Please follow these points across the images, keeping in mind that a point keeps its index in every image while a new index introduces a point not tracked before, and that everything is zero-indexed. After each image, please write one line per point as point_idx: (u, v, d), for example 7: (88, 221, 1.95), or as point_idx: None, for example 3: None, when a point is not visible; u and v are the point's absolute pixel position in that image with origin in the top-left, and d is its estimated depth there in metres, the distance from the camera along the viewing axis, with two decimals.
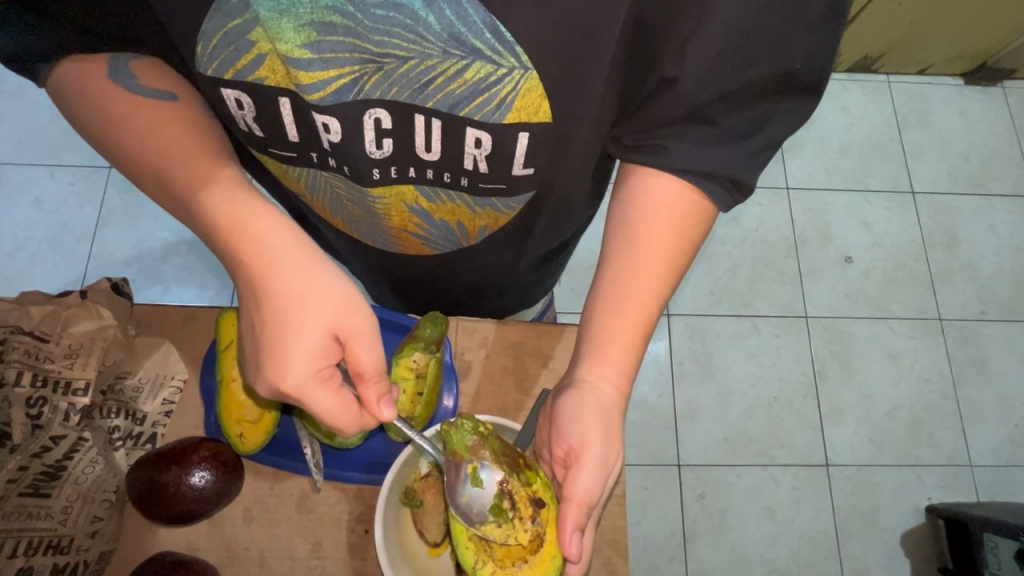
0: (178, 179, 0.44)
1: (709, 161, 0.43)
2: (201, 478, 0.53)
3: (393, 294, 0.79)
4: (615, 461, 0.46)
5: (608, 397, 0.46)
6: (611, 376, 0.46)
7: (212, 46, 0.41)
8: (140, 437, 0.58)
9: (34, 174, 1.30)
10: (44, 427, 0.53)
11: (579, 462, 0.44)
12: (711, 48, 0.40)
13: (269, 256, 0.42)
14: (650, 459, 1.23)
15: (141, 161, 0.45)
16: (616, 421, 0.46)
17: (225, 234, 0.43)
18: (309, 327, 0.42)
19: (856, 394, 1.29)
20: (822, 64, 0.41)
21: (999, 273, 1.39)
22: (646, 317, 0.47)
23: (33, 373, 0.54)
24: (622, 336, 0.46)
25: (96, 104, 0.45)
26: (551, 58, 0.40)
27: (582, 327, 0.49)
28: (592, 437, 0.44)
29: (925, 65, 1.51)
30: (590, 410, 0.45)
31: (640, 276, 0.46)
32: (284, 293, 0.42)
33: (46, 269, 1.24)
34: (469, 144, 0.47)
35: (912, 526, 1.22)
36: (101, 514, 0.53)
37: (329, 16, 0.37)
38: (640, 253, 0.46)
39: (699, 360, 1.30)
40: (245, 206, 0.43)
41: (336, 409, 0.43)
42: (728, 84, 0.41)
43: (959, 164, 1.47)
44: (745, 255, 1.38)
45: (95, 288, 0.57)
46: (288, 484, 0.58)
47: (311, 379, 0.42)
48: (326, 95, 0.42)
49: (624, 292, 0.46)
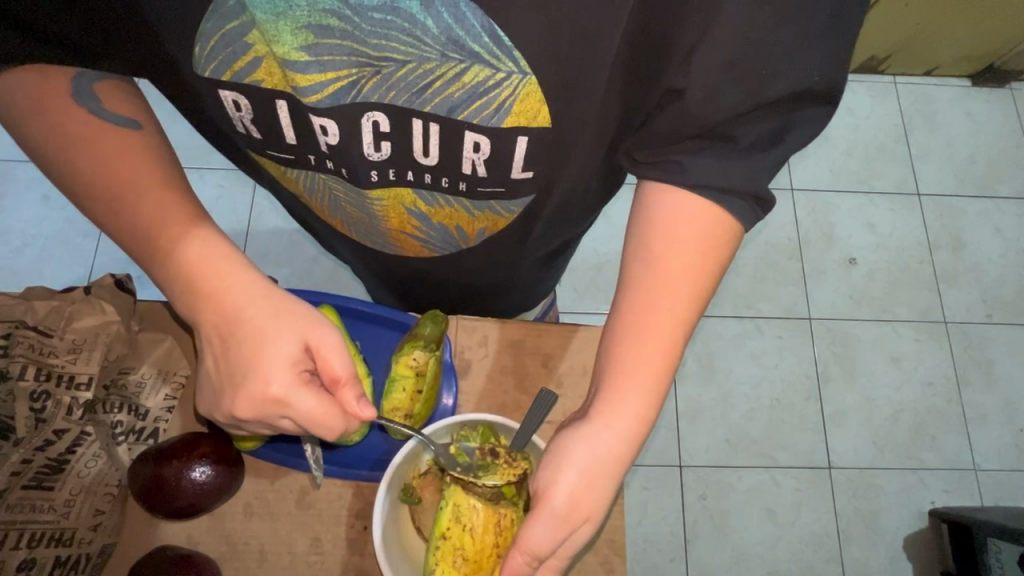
0: (126, 220, 0.44)
1: (724, 175, 0.41)
2: (201, 473, 0.54)
3: (393, 295, 0.79)
4: (580, 524, 0.44)
5: (604, 447, 0.43)
6: (619, 421, 0.43)
7: (210, 47, 0.41)
8: (142, 432, 0.58)
9: (42, 172, 1.32)
10: (47, 421, 0.53)
11: (538, 514, 0.43)
12: (721, 55, 0.38)
13: (254, 292, 0.45)
14: (651, 459, 1.23)
15: (91, 193, 0.44)
16: (602, 481, 0.43)
17: (191, 278, 0.44)
18: (278, 344, 0.44)
19: (859, 397, 1.29)
20: (839, 74, 0.39)
21: (1006, 276, 1.38)
22: (668, 335, 0.43)
23: (37, 367, 0.53)
24: (639, 367, 0.43)
25: (52, 122, 0.43)
26: (550, 63, 0.40)
27: (599, 355, 0.46)
28: (561, 492, 0.43)
29: (933, 66, 1.49)
30: (565, 462, 0.43)
31: (665, 305, 0.43)
32: (271, 315, 0.44)
33: (54, 265, 1.26)
34: (468, 148, 0.47)
35: (915, 530, 1.21)
36: (103, 508, 0.54)
37: (326, 19, 0.37)
38: (661, 279, 0.43)
39: (702, 361, 1.30)
40: (209, 250, 0.45)
41: (319, 414, 0.44)
42: (743, 106, 0.40)
43: (965, 166, 1.46)
44: (748, 256, 1.37)
45: (99, 284, 0.58)
46: (288, 481, 0.58)
47: (291, 386, 0.43)
48: (323, 97, 0.43)
49: (649, 322, 0.43)
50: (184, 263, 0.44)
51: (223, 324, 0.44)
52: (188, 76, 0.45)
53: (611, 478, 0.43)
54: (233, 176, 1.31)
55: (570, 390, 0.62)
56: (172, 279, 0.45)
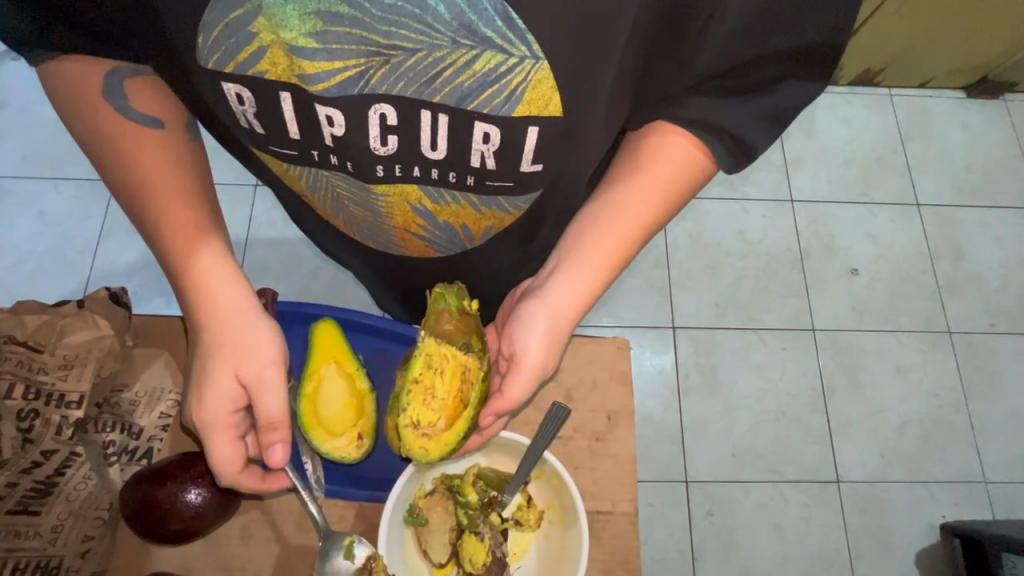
0: (141, 203, 0.50)
1: (724, 116, 0.46)
2: (196, 496, 0.52)
3: (394, 300, 0.78)
4: (548, 371, 0.51)
5: (563, 306, 0.50)
6: (581, 281, 0.50)
7: (214, 38, 0.40)
8: (135, 451, 0.57)
9: (39, 187, 1.30)
10: (34, 442, 0.51)
11: (516, 369, 0.49)
12: (730, 23, 0.41)
13: (222, 317, 0.49)
14: (658, 474, 1.21)
15: (118, 172, 0.49)
16: (560, 337, 0.50)
17: (184, 277, 0.49)
18: (220, 375, 0.48)
19: (866, 409, 1.27)
20: (839, 35, 0.43)
21: (1008, 285, 1.38)
22: (627, 231, 0.50)
23: (25, 384, 0.52)
24: (599, 250, 0.50)
25: (93, 122, 0.48)
26: (566, 45, 0.40)
27: (571, 234, 0.52)
28: (535, 344, 0.49)
29: (927, 78, 1.51)
30: (540, 319, 0.49)
31: (632, 203, 0.50)
32: (229, 342, 0.49)
33: (47, 282, 1.24)
34: (477, 139, 0.46)
35: (926, 546, 1.19)
36: (93, 533, 0.52)
37: (338, 6, 0.37)
38: (636, 182, 0.49)
39: (705, 373, 1.28)
40: (207, 261, 0.49)
41: (225, 453, 0.48)
42: (745, 55, 0.43)
43: (963, 176, 1.47)
44: (750, 267, 1.36)
45: (93, 298, 0.56)
46: (284, 504, 0.56)
47: (216, 422, 0.48)
48: (330, 87, 0.42)
49: (614, 210, 0.50)
50: (182, 263, 0.49)
51: (197, 333, 0.50)
52: (191, 71, 0.44)
53: (567, 335, 0.51)
54: (232, 190, 1.30)
55: (580, 404, 0.60)
56: (173, 270, 0.50)
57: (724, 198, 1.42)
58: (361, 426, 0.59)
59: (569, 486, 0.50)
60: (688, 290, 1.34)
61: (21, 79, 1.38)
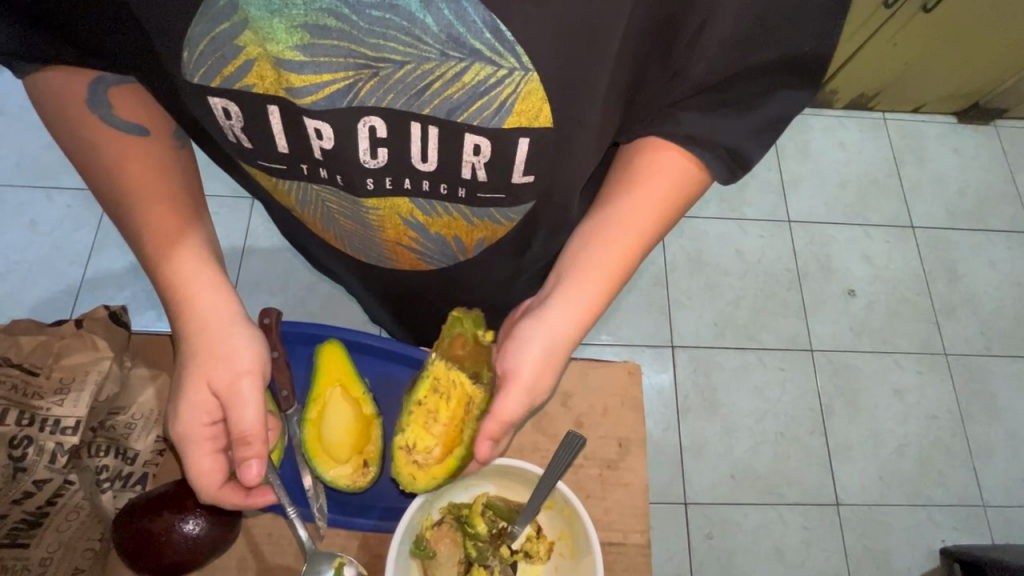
0: (122, 217, 0.49)
1: (719, 129, 0.46)
2: (195, 526, 0.50)
3: (391, 314, 0.77)
4: (542, 395, 0.49)
5: (561, 327, 0.49)
6: (580, 300, 0.49)
7: (198, 53, 0.40)
8: (128, 477, 0.54)
9: (31, 196, 1.28)
10: (27, 471, 0.50)
11: (508, 386, 0.48)
12: (723, 33, 0.41)
13: (198, 325, 0.48)
14: (657, 496, 1.19)
15: (103, 184, 0.49)
16: (556, 358, 0.49)
17: (165, 288, 0.49)
18: (195, 387, 0.47)
19: (865, 431, 1.27)
20: (828, 48, 0.44)
21: (1003, 308, 1.39)
22: (626, 248, 0.50)
23: (20, 411, 0.50)
24: (597, 267, 0.49)
25: (78, 132, 0.47)
26: (557, 59, 0.39)
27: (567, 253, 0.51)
28: (529, 365, 0.48)
29: (920, 104, 1.54)
30: (536, 339, 0.48)
31: (629, 219, 0.49)
32: (204, 351, 0.47)
33: (36, 294, 1.21)
34: (467, 151, 0.45)
35: (926, 571, 1.18)
36: (82, 565, 0.51)
37: (324, 19, 0.36)
38: (633, 196, 0.49)
39: (704, 393, 1.27)
40: (182, 270, 0.48)
41: (206, 468, 0.47)
42: (736, 66, 0.44)
43: (956, 200, 1.49)
44: (748, 287, 1.37)
45: (92, 317, 0.55)
46: (280, 530, 0.54)
47: (195, 434, 0.47)
48: (318, 99, 0.41)
49: (613, 228, 0.49)
50: (161, 274, 0.49)
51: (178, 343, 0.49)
52: (177, 83, 0.43)
53: (564, 356, 0.49)
54: (228, 202, 1.29)
55: (591, 430, 0.59)
56: (155, 281, 0.50)
57: (722, 218, 1.43)
58: (367, 453, 0.58)
59: (583, 518, 0.49)
60: (687, 309, 1.34)
61: (16, 87, 1.37)
